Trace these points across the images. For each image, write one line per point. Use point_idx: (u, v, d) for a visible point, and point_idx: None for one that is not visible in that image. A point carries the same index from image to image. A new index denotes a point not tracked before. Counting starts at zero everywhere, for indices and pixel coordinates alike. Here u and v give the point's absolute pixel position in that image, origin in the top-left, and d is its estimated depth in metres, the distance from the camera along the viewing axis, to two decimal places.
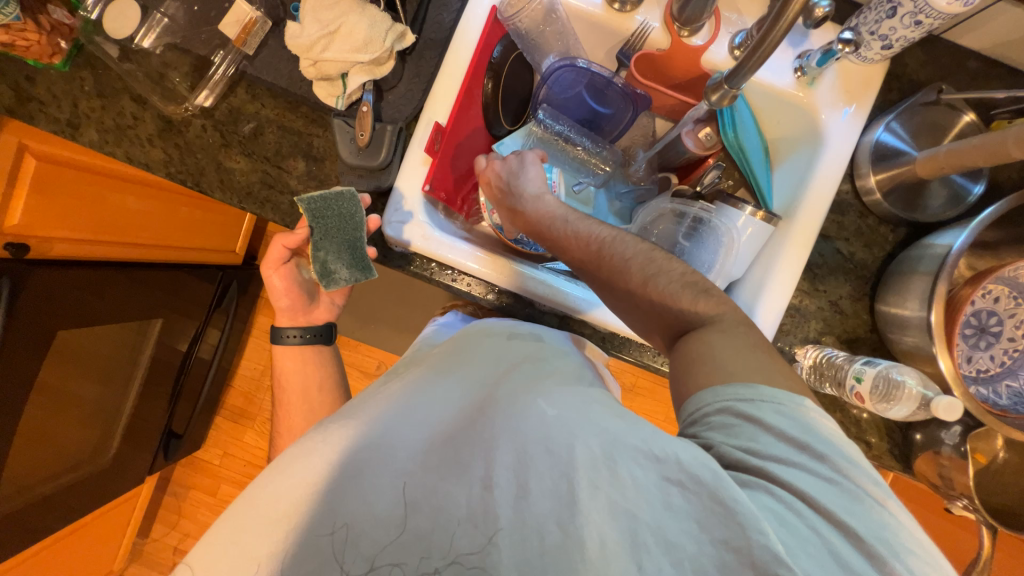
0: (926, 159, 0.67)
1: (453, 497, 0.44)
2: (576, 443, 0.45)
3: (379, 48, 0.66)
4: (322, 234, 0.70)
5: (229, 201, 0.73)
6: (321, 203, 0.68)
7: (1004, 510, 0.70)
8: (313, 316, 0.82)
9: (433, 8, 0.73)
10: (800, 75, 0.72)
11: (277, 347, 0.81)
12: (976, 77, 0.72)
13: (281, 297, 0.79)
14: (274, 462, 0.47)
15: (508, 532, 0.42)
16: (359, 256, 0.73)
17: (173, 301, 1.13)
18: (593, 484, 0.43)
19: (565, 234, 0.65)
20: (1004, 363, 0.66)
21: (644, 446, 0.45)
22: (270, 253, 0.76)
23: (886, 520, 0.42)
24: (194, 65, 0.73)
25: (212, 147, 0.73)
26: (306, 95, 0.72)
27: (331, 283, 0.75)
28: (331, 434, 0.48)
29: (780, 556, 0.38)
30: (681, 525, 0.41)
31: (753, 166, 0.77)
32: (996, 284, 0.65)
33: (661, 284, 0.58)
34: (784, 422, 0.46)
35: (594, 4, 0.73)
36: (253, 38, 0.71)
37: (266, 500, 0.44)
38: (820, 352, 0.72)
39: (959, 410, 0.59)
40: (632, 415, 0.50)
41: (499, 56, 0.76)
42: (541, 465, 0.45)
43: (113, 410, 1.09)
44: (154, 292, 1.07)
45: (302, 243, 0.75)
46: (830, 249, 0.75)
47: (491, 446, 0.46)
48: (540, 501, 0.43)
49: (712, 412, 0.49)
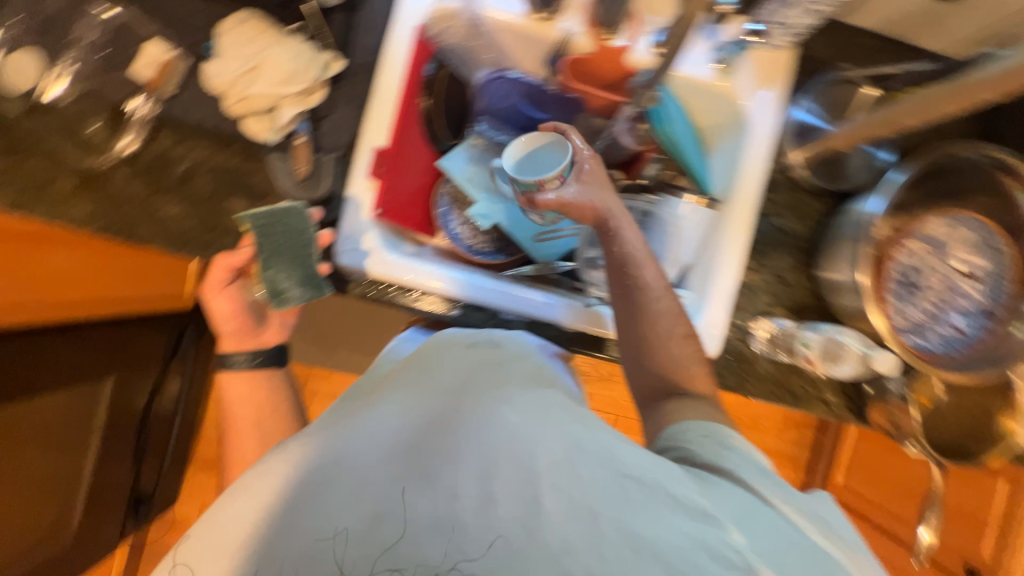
0: (837, 134, 0.72)
1: (418, 508, 0.45)
2: (539, 451, 0.46)
3: (305, 78, 0.67)
4: (271, 251, 0.66)
5: (168, 249, 0.70)
6: (267, 219, 0.66)
7: (949, 444, 0.76)
8: (262, 339, 0.76)
9: (359, 31, 0.72)
10: (718, 65, 0.76)
11: (224, 372, 0.75)
12: (873, 53, 0.79)
13: (226, 322, 0.74)
14: (230, 487, 0.48)
15: (475, 535, 0.45)
16: (311, 272, 0.68)
17: (121, 358, 1.09)
18: (556, 487, 0.45)
19: (644, 257, 0.62)
20: (932, 314, 0.70)
21: (607, 448, 0.47)
22: (211, 276, 0.71)
23: (829, 524, 0.47)
24: (111, 112, 0.69)
25: (142, 196, 0.69)
26: (237, 132, 0.69)
27: (282, 304, 0.68)
28: (292, 451, 0.49)
29: (729, 540, 0.43)
30: (647, 520, 0.44)
31: (687, 157, 0.82)
32: (914, 241, 0.71)
33: (662, 326, 0.60)
34: (750, 451, 0.51)
35: (515, 14, 0.75)
36: (172, 79, 0.68)
37: (232, 518, 0.46)
38: (771, 323, 0.76)
39: (893, 362, 0.68)
40: (592, 418, 0.51)
41: (432, 73, 0.77)
42: (505, 471, 0.46)
43: (72, 485, 1.03)
44: (96, 352, 1.03)
45: (247, 262, 0.70)
46: (767, 225, 0.79)
47: (454, 456, 0.47)
48: (506, 505, 0.45)
49: (692, 436, 0.53)
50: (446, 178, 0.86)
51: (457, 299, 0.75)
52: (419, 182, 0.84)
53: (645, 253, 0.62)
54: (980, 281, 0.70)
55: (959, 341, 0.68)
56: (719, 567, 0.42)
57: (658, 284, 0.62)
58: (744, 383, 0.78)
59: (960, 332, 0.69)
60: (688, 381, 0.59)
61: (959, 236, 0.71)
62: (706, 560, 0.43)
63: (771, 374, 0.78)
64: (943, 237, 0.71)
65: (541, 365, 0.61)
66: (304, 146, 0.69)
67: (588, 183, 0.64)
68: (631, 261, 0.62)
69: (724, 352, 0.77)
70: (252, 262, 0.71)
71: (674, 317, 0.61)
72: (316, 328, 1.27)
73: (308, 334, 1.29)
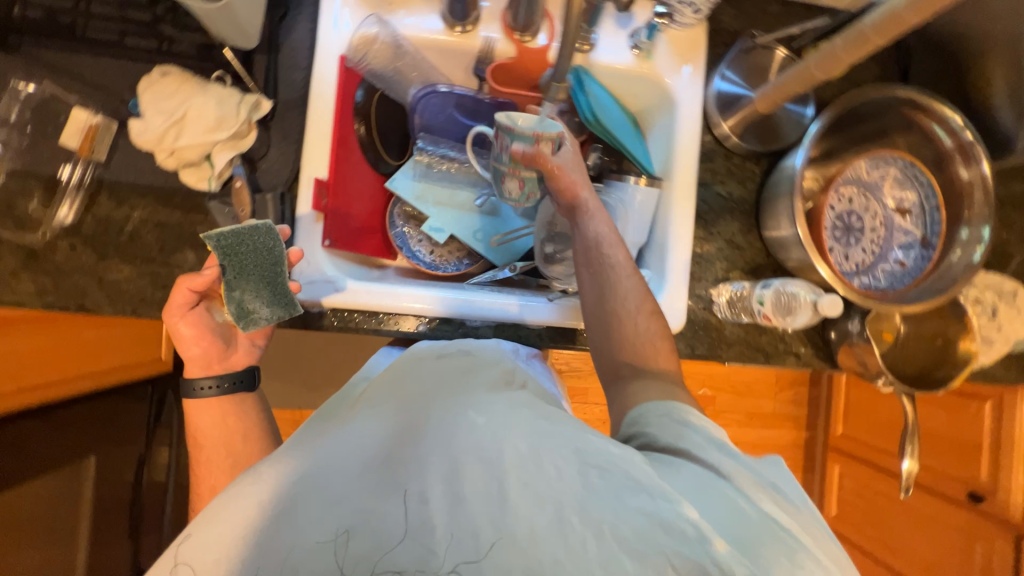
0: (760, 98, 0.75)
1: (388, 518, 0.47)
2: (507, 445, 0.49)
3: (235, 122, 0.65)
4: (237, 271, 0.63)
5: (122, 313, 0.69)
6: (233, 238, 0.62)
7: (917, 374, 0.79)
8: (230, 362, 0.73)
9: (282, 68, 0.72)
10: (637, 51, 0.79)
11: (189, 401, 0.71)
12: (780, 17, 0.83)
13: (190, 346, 0.69)
14: (206, 509, 0.47)
15: (444, 537, 0.46)
16: (281, 292, 0.66)
17: (100, 431, 1.13)
18: (523, 481, 0.47)
19: (612, 239, 0.68)
20: (875, 252, 0.74)
21: (568, 437, 0.50)
22: (173, 299, 0.67)
23: (780, 493, 0.48)
24: (46, 187, 0.68)
25: (88, 264, 0.69)
26: (175, 186, 0.69)
27: (249, 326, 0.65)
28: (262, 473, 0.49)
29: (684, 515, 0.43)
30: (607, 502, 0.45)
31: (623, 141, 0.82)
32: (846, 186, 0.74)
33: (626, 305, 0.64)
34: (706, 429, 0.52)
35: (436, 31, 0.76)
36: (100, 144, 0.67)
37: (200, 555, 0.44)
38: (730, 288, 0.79)
39: (840, 305, 0.67)
40: (554, 413, 0.55)
41: (363, 98, 0.78)
42: (473, 471, 0.48)
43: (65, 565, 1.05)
44: (73, 434, 1.05)
45: (212, 284, 0.66)
46: (711, 194, 0.82)
47: (425, 463, 0.50)
48: (473, 503, 0.47)
49: (651, 417, 0.54)
50: (396, 200, 0.88)
51: (423, 315, 0.76)
52: (370, 206, 0.84)
53: (608, 235, 0.68)
54: (915, 215, 0.73)
55: (905, 275, 0.72)
56: (674, 541, 0.42)
57: (620, 264, 0.66)
58: (716, 350, 0.80)
59: (903, 267, 0.72)
60: (652, 355, 0.62)
61: (886, 175, 0.74)
62: (663, 536, 0.43)
63: (739, 337, 0.80)
64: (874, 180, 0.75)
65: (512, 367, 0.67)
66: (244, 188, 0.68)
67: (566, 164, 0.69)
68: (594, 244, 0.67)
69: (690, 323, 0.79)
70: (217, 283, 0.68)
71: (635, 293, 0.65)
72: (298, 367, 1.26)
73: (290, 375, 1.27)
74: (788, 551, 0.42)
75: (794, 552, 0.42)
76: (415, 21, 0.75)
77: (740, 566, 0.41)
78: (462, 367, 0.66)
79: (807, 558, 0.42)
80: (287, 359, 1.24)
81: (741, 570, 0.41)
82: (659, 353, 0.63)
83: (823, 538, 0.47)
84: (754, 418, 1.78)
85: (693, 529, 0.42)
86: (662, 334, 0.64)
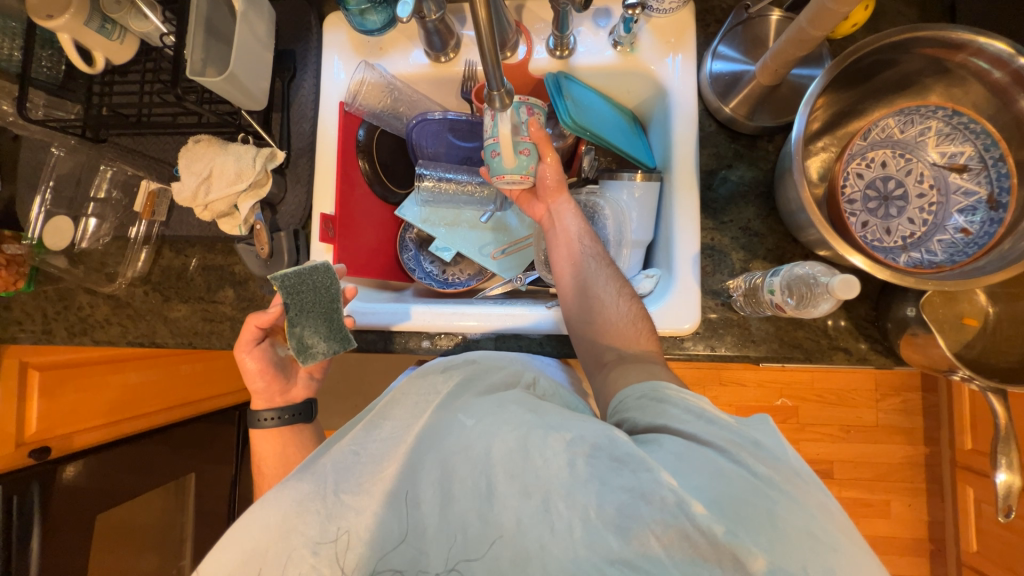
0: (760, 70, 0.67)
1: (387, 522, 0.56)
2: (493, 446, 0.56)
3: (251, 173, 0.74)
4: (298, 309, 0.70)
5: (182, 344, 0.82)
6: (295, 278, 0.70)
7: (1013, 369, 0.63)
8: (291, 396, 0.80)
9: (294, 122, 0.82)
10: (618, 47, 0.76)
11: (253, 432, 0.77)
12: None
13: (255, 379, 0.77)
14: (223, 535, 0.56)
15: (436, 528, 0.55)
16: (336, 327, 0.72)
17: (204, 453, 1.27)
18: (508, 475, 0.54)
19: (587, 237, 0.77)
20: (926, 221, 0.64)
21: (555, 430, 0.55)
22: (242, 336, 0.75)
23: (762, 443, 0.52)
24: (124, 246, 0.83)
25: (156, 305, 0.82)
26: (215, 234, 0.81)
27: (308, 359, 0.71)
28: (277, 493, 0.57)
29: (664, 482, 0.49)
30: (589, 487, 0.51)
31: (607, 139, 0.77)
32: (874, 151, 0.67)
33: (604, 292, 0.72)
34: (686, 401, 0.57)
35: (421, 65, 0.82)
36: (160, 206, 0.82)
37: (219, 564, 0.54)
38: (746, 279, 0.71)
39: (857, 286, 0.54)
40: (542, 406, 0.60)
41: (365, 137, 0.87)
42: (463, 472, 0.57)
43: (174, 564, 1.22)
44: (182, 451, 1.21)
45: (275, 319, 0.74)
46: (719, 179, 0.75)
47: (419, 470, 0.58)
48: (463, 503, 0.55)
49: (632, 400, 0.60)
50: (408, 225, 0.97)
51: (428, 331, 0.79)
52: (381, 233, 0.92)
53: (585, 228, 0.78)
54: (973, 171, 0.62)
55: (968, 245, 0.60)
56: (655, 510, 0.48)
57: (598, 254, 0.76)
58: (742, 350, 0.72)
59: (967, 235, 0.61)
60: (634, 336, 0.69)
61: (924, 130, 0.65)
62: (647, 507, 0.48)
63: (770, 333, 0.71)
64: (910, 138, 0.66)
65: (518, 370, 0.69)
66: (262, 231, 0.77)
67: (550, 174, 0.77)
68: (576, 237, 0.77)
69: (706, 322, 0.73)
70: (279, 319, 0.75)
71: (614, 279, 0.73)
72: (354, 388, 1.36)
73: (351, 398, 1.37)
74: (768, 501, 0.47)
75: (772, 499, 0.48)
76: (402, 60, 0.82)
77: (717, 524, 0.46)
78: (462, 376, 0.68)
79: (790, 507, 0.47)
80: (346, 382, 1.35)
81: (720, 527, 0.46)
82: (640, 339, 0.69)
83: (808, 485, 0.50)
84: (852, 432, 1.53)
85: (678, 495, 0.48)
86: (642, 316, 0.70)
